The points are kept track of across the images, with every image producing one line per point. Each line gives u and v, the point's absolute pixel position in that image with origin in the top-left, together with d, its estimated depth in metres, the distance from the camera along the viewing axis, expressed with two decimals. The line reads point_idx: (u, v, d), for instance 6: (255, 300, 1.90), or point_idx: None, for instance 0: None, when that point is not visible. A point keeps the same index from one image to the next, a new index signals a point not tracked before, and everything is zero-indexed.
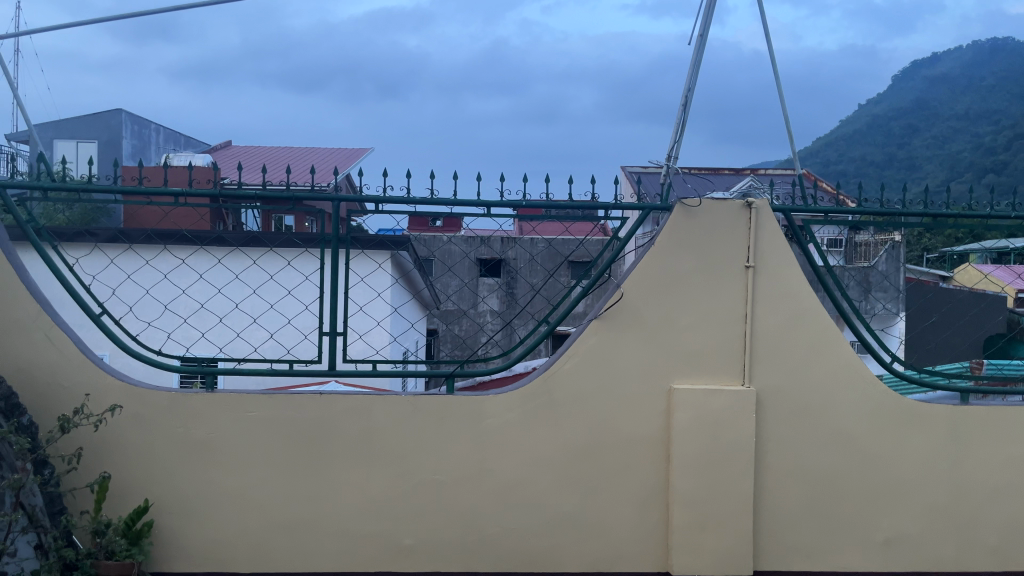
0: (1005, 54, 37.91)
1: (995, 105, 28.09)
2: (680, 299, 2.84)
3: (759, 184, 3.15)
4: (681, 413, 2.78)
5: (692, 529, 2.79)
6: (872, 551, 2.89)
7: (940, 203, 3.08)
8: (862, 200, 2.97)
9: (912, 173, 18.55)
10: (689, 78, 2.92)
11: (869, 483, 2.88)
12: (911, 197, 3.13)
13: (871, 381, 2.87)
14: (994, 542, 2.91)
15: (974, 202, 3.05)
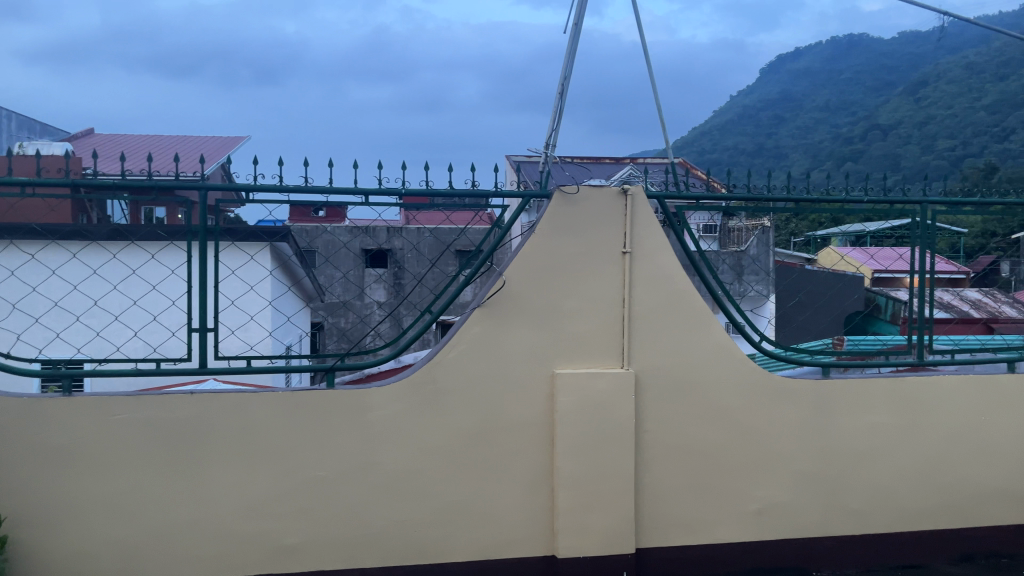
0: (859, 50, 40.43)
1: (854, 98, 29.98)
2: (561, 284, 2.87)
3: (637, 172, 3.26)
4: (565, 398, 2.82)
5: (578, 511, 2.84)
6: (747, 522, 3.03)
7: (802, 188, 3.25)
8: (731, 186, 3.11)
9: (781, 161, 19.54)
10: (564, 66, 2.95)
11: (742, 457, 3.01)
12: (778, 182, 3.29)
13: (741, 359, 3.00)
14: (857, 505, 3.10)
15: (832, 187, 3.22)
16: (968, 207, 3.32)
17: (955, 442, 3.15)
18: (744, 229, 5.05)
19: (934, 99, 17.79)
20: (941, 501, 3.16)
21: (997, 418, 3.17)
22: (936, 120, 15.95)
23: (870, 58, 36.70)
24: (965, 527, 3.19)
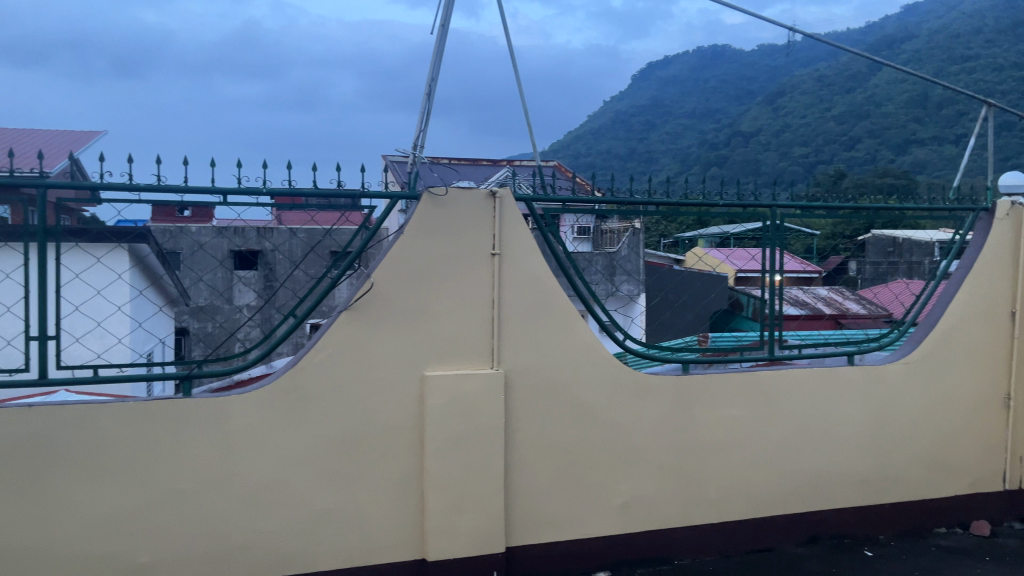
0: (722, 60, 42.48)
1: (718, 106, 31.51)
2: (430, 286, 2.86)
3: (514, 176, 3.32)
4: (435, 400, 2.81)
5: (448, 513, 2.83)
6: (614, 516, 3.11)
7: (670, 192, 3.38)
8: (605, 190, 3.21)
9: (651, 164, 20.27)
10: (432, 67, 2.94)
11: (608, 452, 3.09)
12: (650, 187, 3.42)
13: (606, 357, 3.09)
14: (716, 495, 3.25)
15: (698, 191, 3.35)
16: (821, 210, 3.54)
17: (803, 431, 3.35)
18: (617, 230, 5.17)
19: (789, 108, 18.94)
20: (791, 487, 3.36)
21: (839, 407, 3.40)
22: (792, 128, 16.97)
23: (733, 68, 38.61)
24: (813, 511, 3.40)
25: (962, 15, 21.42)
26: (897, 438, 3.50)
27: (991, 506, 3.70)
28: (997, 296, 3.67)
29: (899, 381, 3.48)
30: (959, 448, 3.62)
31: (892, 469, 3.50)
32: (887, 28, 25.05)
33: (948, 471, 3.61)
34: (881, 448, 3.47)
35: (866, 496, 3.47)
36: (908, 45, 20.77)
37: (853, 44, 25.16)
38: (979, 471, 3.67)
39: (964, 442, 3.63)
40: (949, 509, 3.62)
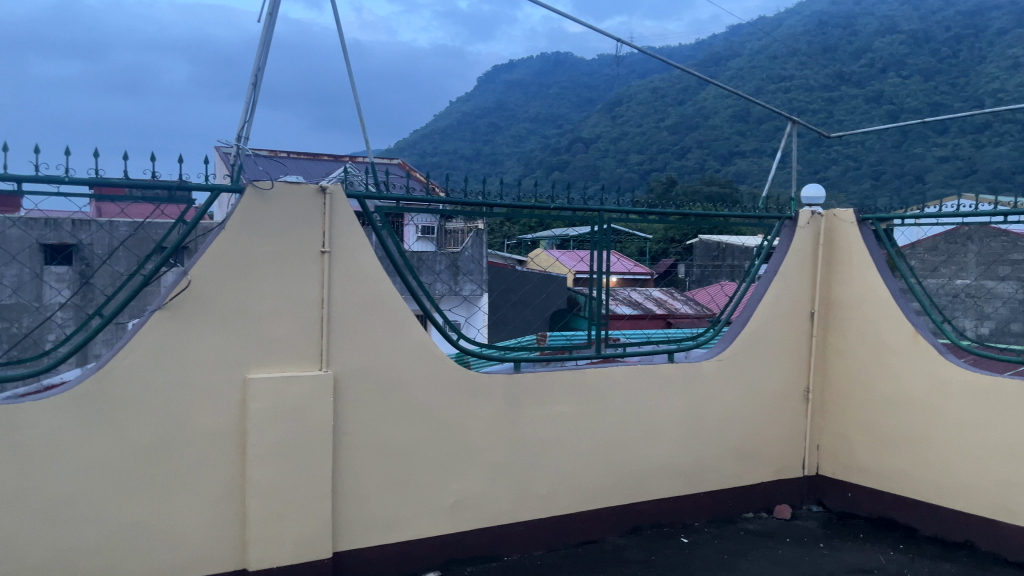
0: (567, 67, 43.74)
1: (560, 111, 32.38)
2: (254, 284, 2.73)
3: (355, 171, 3.24)
4: (258, 403, 2.69)
5: (271, 520, 2.73)
6: (444, 516, 3.11)
7: (514, 194, 3.45)
8: (449, 191, 3.22)
9: (494, 164, 20.48)
10: (258, 57, 2.82)
11: (440, 452, 3.09)
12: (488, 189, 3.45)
13: (438, 356, 3.09)
14: (544, 491, 3.33)
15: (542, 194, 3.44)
16: (652, 216, 3.72)
17: (627, 426, 3.50)
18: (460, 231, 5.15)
19: (625, 117, 19.76)
20: (616, 480, 3.50)
21: (660, 403, 3.58)
22: (630, 136, 17.74)
23: (576, 75, 39.86)
24: (635, 501, 3.55)
25: (778, 38, 23.25)
26: (711, 430, 3.73)
27: (791, 491, 4.03)
28: (800, 298, 4.00)
29: (714, 377, 3.72)
30: (765, 439, 3.91)
31: (707, 460, 3.73)
32: (715, 46, 26.74)
33: (757, 460, 3.89)
34: (697, 440, 3.69)
35: (684, 486, 3.67)
36: (732, 62, 22.26)
37: (685, 59, 26.67)
38: (782, 459, 3.99)
39: (770, 432, 3.93)
40: (756, 495, 3.90)
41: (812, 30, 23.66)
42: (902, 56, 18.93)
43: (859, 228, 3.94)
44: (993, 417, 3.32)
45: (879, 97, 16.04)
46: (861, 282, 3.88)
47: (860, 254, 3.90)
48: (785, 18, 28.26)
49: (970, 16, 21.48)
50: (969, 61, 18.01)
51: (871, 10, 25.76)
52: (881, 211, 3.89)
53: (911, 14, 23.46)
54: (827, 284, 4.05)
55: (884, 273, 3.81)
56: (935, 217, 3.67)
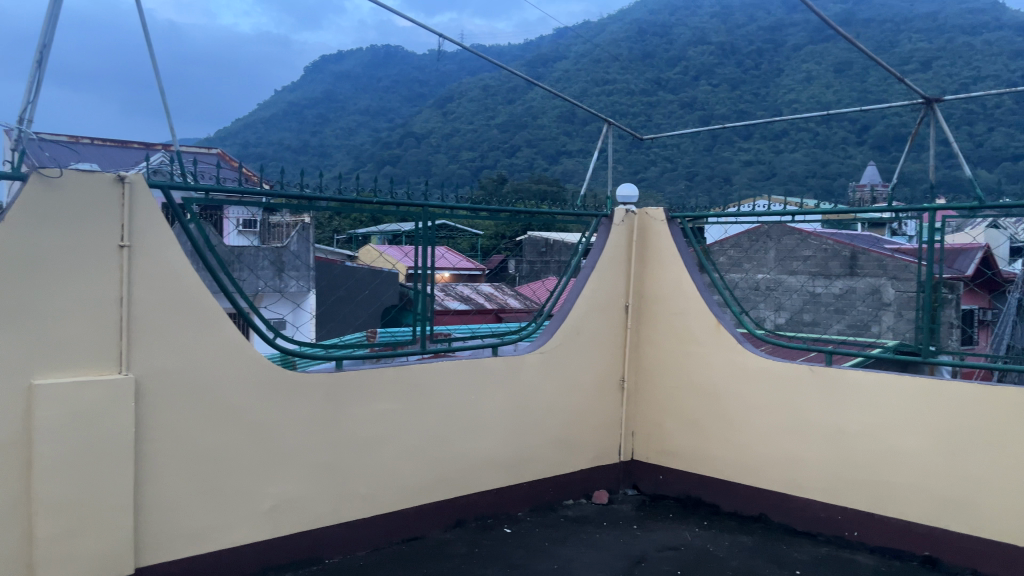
0: (397, 60, 43.27)
1: (391, 105, 31.92)
2: (39, 280, 2.46)
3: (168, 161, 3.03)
4: (46, 411, 2.43)
5: (62, 538, 2.47)
6: (259, 521, 2.98)
7: (348, 188, 3.35)
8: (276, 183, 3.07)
9: (321, 157, 19.83)
10: (44, 31, 2.56)
11: (254, 455, 2.96)
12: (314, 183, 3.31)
13: (252, 355, 2.96)
14: (366, 490, 3.27)
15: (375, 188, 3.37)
16: (485, 212, 3.76)
17: (450, 421, 3.52)
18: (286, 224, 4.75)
19: (456, 113, 19.82)
20: (439, 475, 3.50)
21: (484, 396, 3.63)
22: (460, 132, 17.83)
23: (407, 69, 39.59)
24: (459, 495, 3.57)
25: (601, 42, 24.20)
26: (533, 422, 3.83)
27: (608, 476, 4.21)
28: (615, 292, 4.21)
29: (535, 370, 3.82)
30: (584, 427, 4.07)
31: (529, 451, 3.82)
32: (542, 47, 27.47)
33: (576, 448, 4.03)
34: (520, 432, 3.78)
35: (507, 477, 3.74)
36: (558, 64, 22.89)
37: (515, 58, 27.18)
38: (599, 446, 4.16)
39: (587, 421, 4.09)
40: (575, 482, 4.04)
41: (632, 37, 24.80)
42: (712, 66, 20.32)
43: (668, 226, 4.19)
44: (783, 399, 3.64)
45: (693, 103, 17.12)
46: (670, 276, 4.13)
47: (669, 250, 4.15)
48: (607, 24, 29.46)
49: (769, 33, 23.43)
50: (768, 74, 19.64)
51: (684, 21, 27.45)
52: (689, 210, 4.16)
53: (720, 27, 25.22)
54: (640, 279, 4.28)
55: (690, 268, 4.07)
56: (736, 216, 3.97)
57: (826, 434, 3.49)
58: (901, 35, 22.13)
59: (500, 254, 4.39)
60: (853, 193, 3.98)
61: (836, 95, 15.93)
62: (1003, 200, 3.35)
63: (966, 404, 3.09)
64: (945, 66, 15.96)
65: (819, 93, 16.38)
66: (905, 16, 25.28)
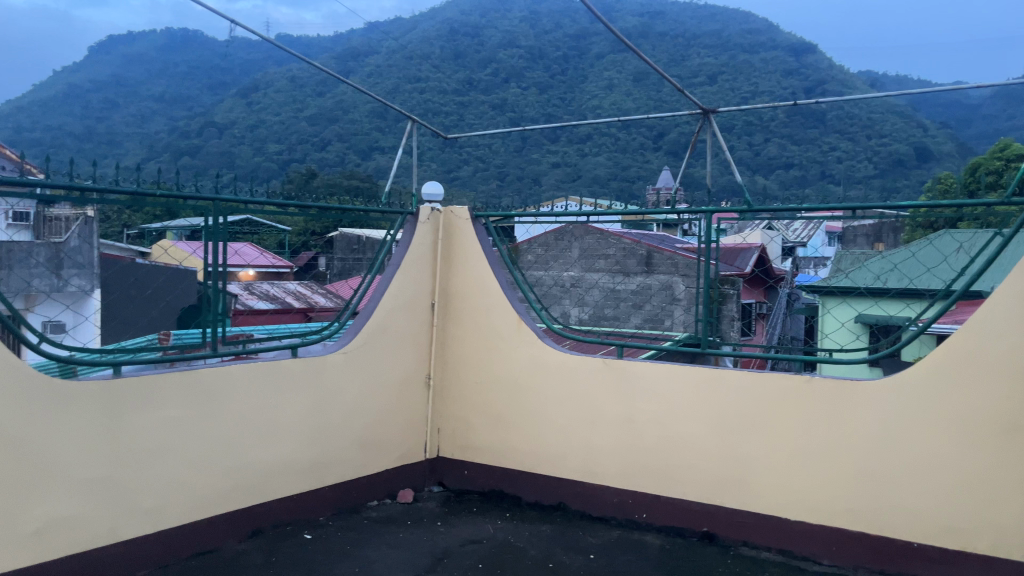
0: (197, 44, 40.70)
1: (190, 92, 29.96)
2: None
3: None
4: None
5: None
6: (23, 546, 2.64)
7: (136, 181, 3.12)
8: (49, 173, 2.79)
9: (110, 145, 18.24)
10: None
11: (17, 472, 2.62)
12: (97, 175, 3.05)
13: (15, 362, 2.63)
14: (150, 504, 3.03)
15: (168, 180, 3.17)
16: (294, 208, 3.65)
17: (246, 425, 3.37)
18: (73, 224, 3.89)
19: (261, 103, 18.95)
20: (233, 484, 3.33)
21: (282, 399, 3.51)
22: (265, 124, 17.06)
23: (208, 55, 37.36)
24: (256, 503, 3.42)
25: (414, 40, 24.09)
26: (334, 424, 3.75)
27: (413, 475, 4.21)
28: (420, 289, 4.22)
29: (337, 370, 3.75)
30: (387, 426, 4.04)
31: (331, 453, 3.74)
32: (353, 41, 26.93)
33: (380, 448, 4.00)
34: (321, 434, 3.68)
35: (308, 482, 3.63)
36: (369, 58, 22.51)
37: (324, 49, 26.43)
38: (403, 445, 4.15)
39: (391, 420, 4.06)
40: (380, 482, 4.00)
41: (444, 36, 24.92)
42: (522, 69, 20.86)
43: (473, 224, 4.25)
44: (579, 391, 3.80)
45: (503, 104, 17.49)
46: (474, 275, 4.20)
47: (473, 248, 4.22)
48: (420, 21, 29.37)
49: (575, 41, 24.41)
50: (573, 80, 20.46)
51: (495, 24, 27.95)
52: (499, 209, 4.19)
53: (528, 31, 25.91)
54: (445, 278, 4.33)
55: (494, 265, 4.16)
56: (544, 214, 4.08)
57: (618, 423, 3.69)
58: (692, 50, 23.86)
59: (309, 251, 4.38)
60: (648, 196, 4.23)
61: (634, 103, 16.88)
62: (771, 205, 3.68)
63: (737, 390, 3.38)
64: (728, 79, 17.38)
65: (619, 100, 17.28)
66: (694, 33, 27.26)
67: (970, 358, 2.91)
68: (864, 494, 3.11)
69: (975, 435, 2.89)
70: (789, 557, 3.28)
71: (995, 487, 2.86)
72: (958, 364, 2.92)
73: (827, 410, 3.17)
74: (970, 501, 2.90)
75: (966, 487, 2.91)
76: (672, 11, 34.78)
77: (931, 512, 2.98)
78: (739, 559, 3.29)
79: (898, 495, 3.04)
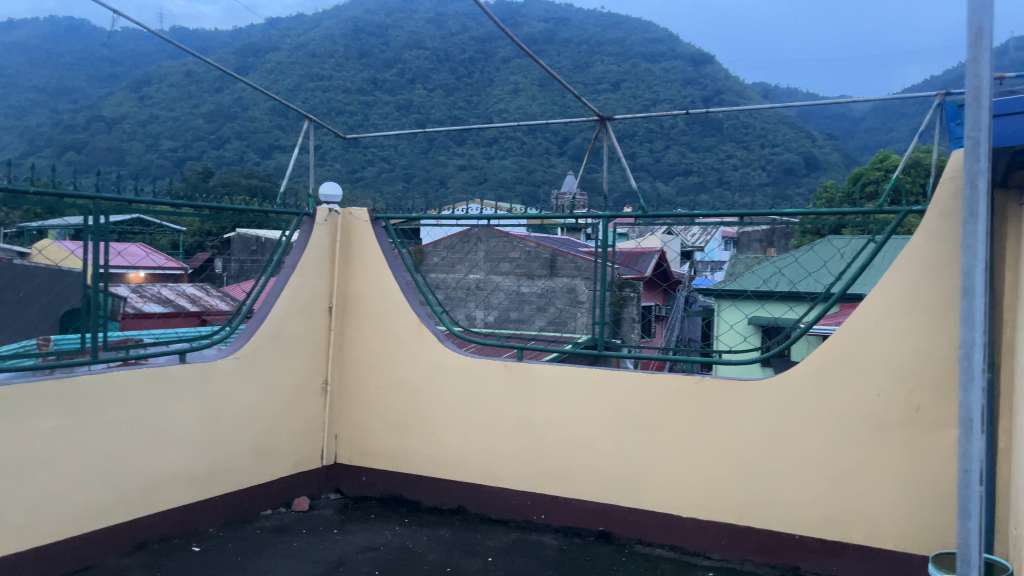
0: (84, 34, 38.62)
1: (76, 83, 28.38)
2: None
3: None
4: None
5: None
6: None
7: (14, 177, 2.94)
8: None
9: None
10: None
11: None
12: None
13: None
14: (23, 519, 2.82)
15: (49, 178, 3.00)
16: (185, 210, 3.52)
17: (129, 435, 3.20)
18: None
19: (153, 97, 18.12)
20: (115, 496, 3.15)
21: (169, 407, 3.37)
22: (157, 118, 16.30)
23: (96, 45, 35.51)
24: (140, 516, 3.26)
25: (317, 37, 23.58)
26: (225, 432, 3.62)
27: (309, 482, 4.11)
28: (317, 293, 4.14)
29: (228, 376, 3.63)
30: (282, 433, 3.93)
31: (222, 462, 3.61)
32: (253, 35, 26.12)
33: (273, 456, 3.89)
34: (210, 443, 3.55)
35: (197, 492, 3.49)
36: (269, 54, 21.87)
37: (222, 42, 25.52)
38: (299, 452, 4.05)
39: (286, 427, 3.96)
40: (274, 491, 3.89)
41: (348, 34, 24.47)
42: (428, 71, 20.72)
43: (372, 226, 4.19)
44: (479, 394, 3.80)
45: (409, 105, 17.32)
46: (374, 278, 4.15)
47: (373, 251, 4.16)
48: (325, 18, 28.76)
49: (481, 44, 24.43)
50: (479, 83, 20.48)
51: (400, 24, 27.68)
52: (402, 211, 4.14)
53: (434, 32, 25.75)
54: (344, 281, 4.25)
55: (394, 268, 4.12)
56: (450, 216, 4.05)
57: (518, 426, 3.71)
58: (597, 57, 24.26)
59: (206, 252, 4.19)
60: (553, 199, 4.24)
61: (539, 108, 17.04)
62: (675, 210, 3.78)
63: (632, 391, 3.45)
64: (631, 87, 17.73)
65: (525, 104, 17.40)
66: (598, 40, 27.75)
67: (848, 358, 3.06)
68: (750, 490, 3.22)
69: (851, 431, 3.05)
70: (681, 553, 3.37)
71: (869, 480, 3.01)
72: (836, 364, 3.08)
73: (715, 411, 3.28)
74: (847, 493, 3.05)
75: (842, 480, 3.06)
76: (578, 18, 35.30)
77: (811, 505, 3.12)
78: (633, 557, 3.36)
79: (781, 490, 3.17)
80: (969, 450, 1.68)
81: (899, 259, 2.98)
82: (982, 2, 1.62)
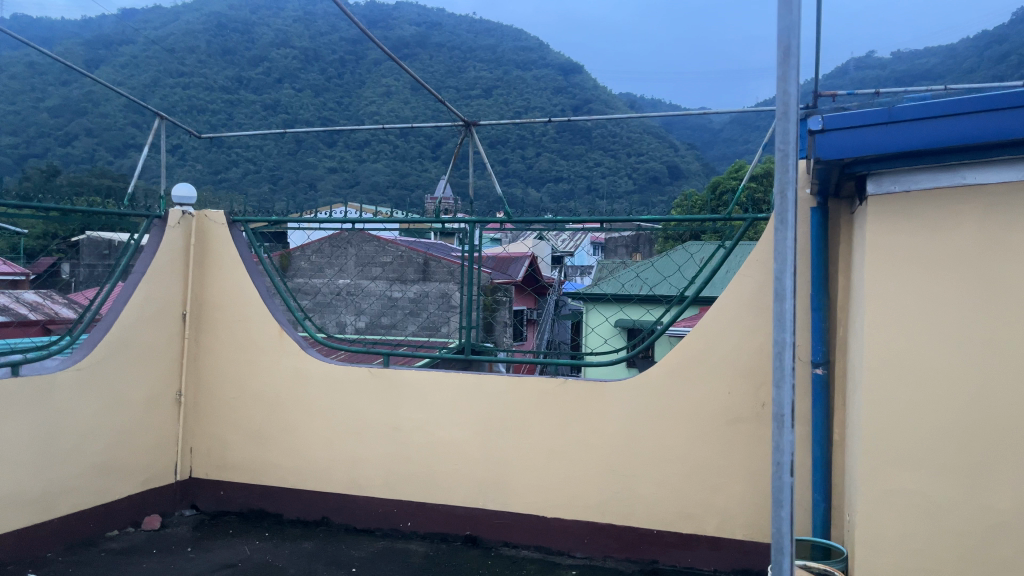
0: None
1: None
2: None
3: None
4: None
5: None
6: None
7: None
8: None
9: None
10: None
11: None
12: None
13: None
14: None
15: None
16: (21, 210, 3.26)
17: None
18: None
19: None
20: None
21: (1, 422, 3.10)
22: None
23: None
24: None
25: (177, 30, 22.36)
26: (66, 448, 3.38)
27: (161, 499, 3.89)
28: (168, 299, 3.94)
29: (68, 388, 3.39)
30: (131, 448, 3.71)
31: (62, 482, 3.35)
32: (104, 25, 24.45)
33: (121, 473, 3.65)
34: (49, 461, 3.29)
35: (33, 515, 3.23)
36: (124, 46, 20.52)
37: (68, 29, 23.70)
38: (150, 468, 3.83)
39: (134, 441, 3.74)
40: (122, 510, 3.66)
41: (210, 29, 23.35)
42: (297, 70, 20.09)
43: (230, 229, 4.05)
44: (343, 401, 3.73)
45: (277, 104, 16.74)
46: (232, 284, 3.99)
47: (230, 255, 4.01)
48: (185, 11, 27.36)
49: (352, 44, 23.91)
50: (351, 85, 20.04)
51: (267, 20, 26.71)
52: (266, 215, 4.00)
53: (303, 29, 24.99)
54: (199, 286, 4.08)
55: (253, 274, 3.99)
56: (317, 220, 3.97)
57: (383, 433, 3.66)
58: (470, 62, 24.32)
59: (50, 255, 3.58)
60: (427, 204, 4.17)
61: (413, 112, 16.90)
62: (544, 216, 3.85)
63: (497, 395, 3.48)
64: (504, 93, 17.93)
65: (398, 108, 17.22)
66: (471, 46, 27.80)
67: (699, 359, 3.20)
68: (611, 488, 3.32)
69: (703, 428, 3.19)
70: (546, 553, 3.42)
71: (720, 474, 3.17)
72: (687, 364, 3.22)
73: (577, 412, 3.36)
74: (700, 487, 3.19)
75: (695, 475, 3.20)
76: (452, 23, 35.30)
77: (667, 500, 3.24)
78: (499, 559, 3.38)
79: (639, 487, 3.28)
80: (780, 444, 1.76)
81: (746, 264, 3.14)
82: (791, 24, 1.74)
